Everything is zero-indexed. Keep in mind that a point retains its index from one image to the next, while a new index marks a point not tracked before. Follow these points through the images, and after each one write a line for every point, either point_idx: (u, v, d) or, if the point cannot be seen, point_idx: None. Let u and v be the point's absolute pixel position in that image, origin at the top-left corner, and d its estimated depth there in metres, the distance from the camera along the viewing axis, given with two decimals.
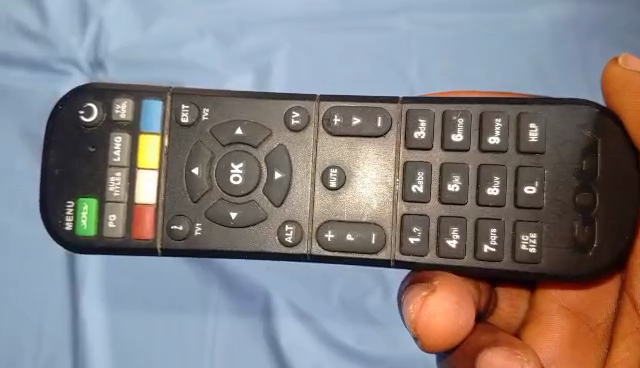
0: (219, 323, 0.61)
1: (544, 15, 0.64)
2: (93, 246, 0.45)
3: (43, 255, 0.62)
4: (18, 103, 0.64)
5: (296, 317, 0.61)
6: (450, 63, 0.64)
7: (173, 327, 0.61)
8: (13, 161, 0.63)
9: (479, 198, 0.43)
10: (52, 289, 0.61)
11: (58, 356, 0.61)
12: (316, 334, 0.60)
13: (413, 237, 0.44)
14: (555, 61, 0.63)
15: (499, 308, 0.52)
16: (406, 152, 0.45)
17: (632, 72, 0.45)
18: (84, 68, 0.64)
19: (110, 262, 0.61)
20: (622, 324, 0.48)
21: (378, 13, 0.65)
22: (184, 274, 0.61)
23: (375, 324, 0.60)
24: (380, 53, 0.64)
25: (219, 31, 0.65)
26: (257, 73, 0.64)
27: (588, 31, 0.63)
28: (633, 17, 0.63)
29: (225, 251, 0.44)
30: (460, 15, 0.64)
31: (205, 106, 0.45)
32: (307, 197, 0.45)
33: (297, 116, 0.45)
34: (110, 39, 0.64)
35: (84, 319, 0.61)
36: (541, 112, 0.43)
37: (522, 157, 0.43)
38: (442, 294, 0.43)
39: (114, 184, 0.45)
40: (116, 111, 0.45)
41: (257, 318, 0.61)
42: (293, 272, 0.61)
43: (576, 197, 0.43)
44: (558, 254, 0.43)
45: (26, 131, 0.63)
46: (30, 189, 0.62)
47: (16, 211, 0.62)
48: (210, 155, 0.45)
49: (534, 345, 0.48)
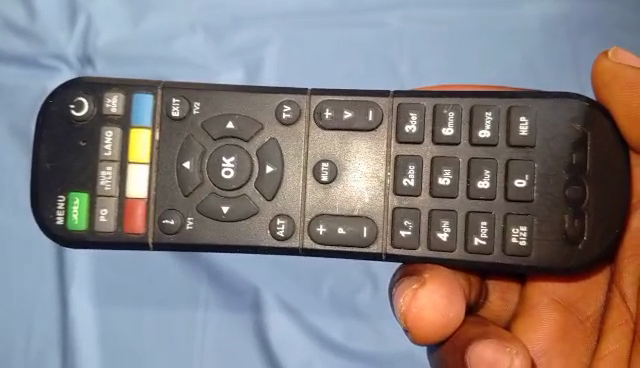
0: (208, 319, 0.61)
1: (535, 11, 0.64)
2: (81, 242, 0.44)
3: (32, 250, 0.62)
4: (6, 99, 0.63)
5: (285, 312, 0.61)
6: (439, 58, 0.64)
7: (162, 322, 0.61)
8: (3, 158, 0.62)
9: (470, 191, 0.44)
10: (41, 285, 0.61)
11: (47, 352, 0.61)
12: (305, 330, 0.61)
13: (404, 230, 0.44)
14: (545, 58, 0.63)
15: (490, 301, 0.52)
16: (398, 146, 0.45)
17: (624, 66, 0.45)
18: (73, 64, 0.64)
19: (98, 257, 0.62)
20: (610, 316, 0.48)
21: (370, 9, 0.65)
22: (173, 271, 0.61)
23: (365, 320, 0.61)
24: (370, 48, 0.64)
25: (211, 26, 0.64)
26: (248, 68, 0.64)
27: (578, 28, 0.63)
28: (625, 16, 0.64)
29: (213, 246, 0.44)
30: (451, 10, 0.65)
31: (196, 100, 0.45)
32: (299, 191, 0.45)
33: (288, 110, 0.45)
34: (99, 34, 0.64)
35: (73, 315, 0.61)
36: (532, 106, 0.43)
37: (512, 151, 0.43)
38: (433, 286, 0.43)
39: (105, 179, 0.44)
40: (107, 105, 0.45)
41: (247, 314, 0.61)
42: (283, 269, 0.61)
43: (565, 190, 0.43)
44: (548, 247, 0.43)
45: (14, 128, 0.63)
46: (20, 185, 0.62)
47: (6, 207, 0.62)
48: (201, 150, 0.45)
49: (524, 337, 0.49)
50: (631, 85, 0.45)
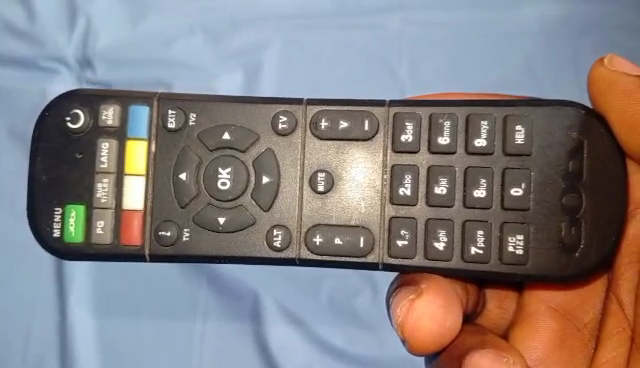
0: (207, 329, 0.61)
1: (535, 12, 0.64)
2: (79, 250, 0.44)
3: (32, 255, 0.61)
4: (6, 102, 0.63)
5: (285, 318, 0.61)
6: (438, 61, 0.64)
7: (161, 329, 0.61)
8: (4, 162, 0.62)
9: (466, 200, 0.44)
10: (41, 290, 0.61)
11: (46, 355, 0.61)
12: (305, 336, 0.60)
13: (401, 239, 0.44)
14: (545, 60, 0.63)
15: (487, 309, 0.52)
16: (393, 156, 0.45)
17: (619, 73, 0.45)
18: (72, 66, 0.64)
19: (96, 268, 0.61)
20: (608, 324, 0.47)
21: (370, 10, 0.65)
22: (173, 279, 0.61)
23: (364, 326, 0.61)
24: (369, 50, 0.64)
25: (209, 28, 0.64)
26: (247, 71, 0.64)
27: (578, 29, 0.64)
28: (625, 17, 0.64)
29: (212, 255, 0.44)
30: (450, 12, 0.65)
31: (192, 111, 0.45)
32: (295, 201, 0.45)
33: (284, 120, 0.45)
34: (99, 36, 0.64)
35: (72, 322, 0.61)
36: (528, 114, 0.43)
37: (508, 160, 0.43)
38: (429, 297, 0.43)
39: (101, 191, 0.44)
40: (103, 117, 0.45)
41: (247, 320, 0.61)
42: (283, 273, 0.61)
43: (562, 199, 0.43)
44: (544, 256, 0.43)
45: (14, 131, 0.63)
46: (21, 189, 0.62)
47: (6, 211, 0.62)
48: (197, 161, 0.45)
49: (521, 345, 0.49)
50: (627, 92, 0.45)
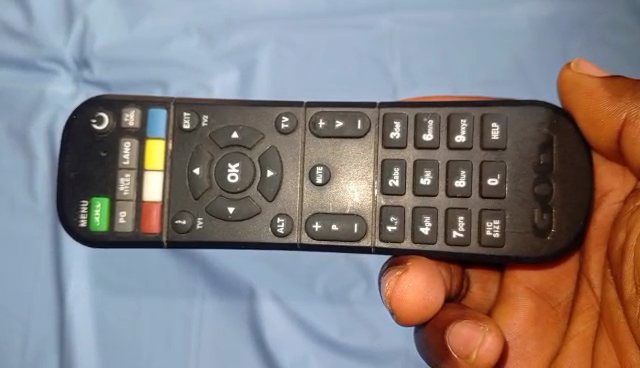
0: (204, 313, 0.66)
1: (518, 10, 0.70)
2: (91, 239, 0.50)
3: (33, 241, 0.67)
4: (9, 102, 0.69)
5: (279, 307, 0.66)
6: (415, 63, 0.69)
7: (158, 317, 0.66)
8: (6, 156, 0.68)
9: (448, 190, 0.49)
10: (44, 274, 0.66)
11: (47, 341, 0.66)
12: (296, 320, 0.66)
13: (391, 225, 0.49)
14: (524, 60, 0.69)
15: (472, 291, 0.57)
16: (384, 151, 0.50)
17: (584, 75, 0.51)
18: (70, 67, 0.69)
19: (97, 257, 0.67)
20: (579, 302, 0.52)
21: (360, 11, 0.70)
22: (168, 268, 0.66)
23: (354, 312, 0.66)
24: (361, 51, 0.70)
25: (205, 30, 0.70)
26: (242, 71, 0.69)
27: (562, 28, 0.69)
28: (605, 17, 0.69)
29: (211, 241, 0.50)
30: (429, 13, 0.70)
31: (205, 114, 0.51)
32: (296, 192, 0.50)
33: (286, 121, 0.51)
34: (95, 37, 0.69)
35: (73, 311, 0.66)
36: (502, 112, 0.49)
37: (485, 153, 0.49)
38: (414, 273, 0.49)
39: (124, 185, 0.50)
40: (125, 119, 0.50)
41: (243, 307, 0.66)
42: (276, 264, 0.66)
43: (535, 188, 0.48)
44: (519, 239, 0.48)
45: (12, 130, 0.68)
46: (26, 179, 0.67)
47: (8, 201, 0.67)
48: (209, 157, 0.50)
49: (501, 323, 0.54)
50: (590, 91, 0.50)
